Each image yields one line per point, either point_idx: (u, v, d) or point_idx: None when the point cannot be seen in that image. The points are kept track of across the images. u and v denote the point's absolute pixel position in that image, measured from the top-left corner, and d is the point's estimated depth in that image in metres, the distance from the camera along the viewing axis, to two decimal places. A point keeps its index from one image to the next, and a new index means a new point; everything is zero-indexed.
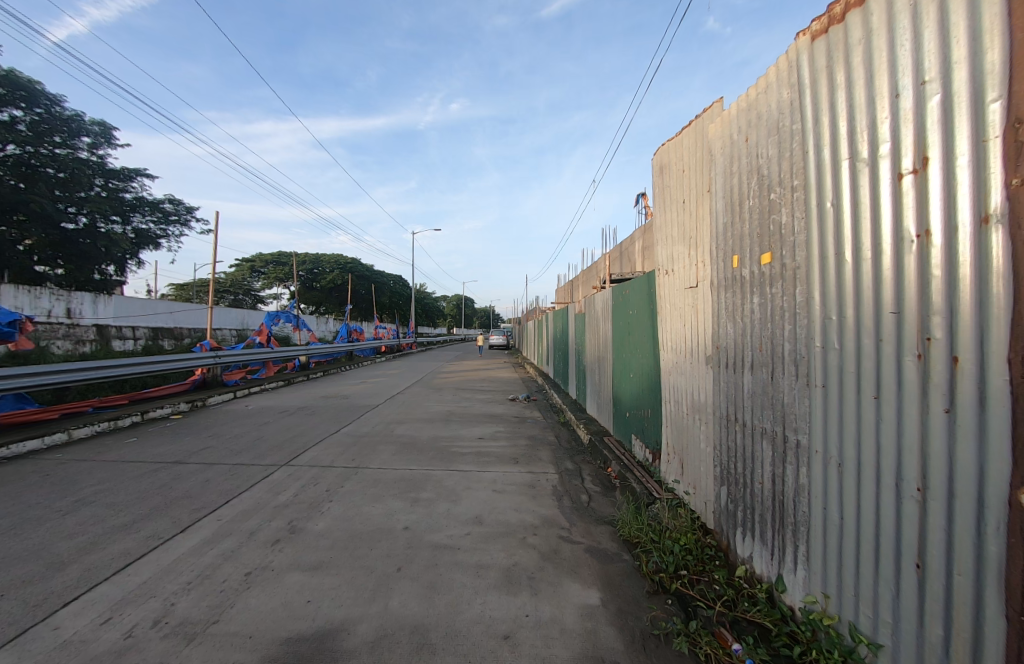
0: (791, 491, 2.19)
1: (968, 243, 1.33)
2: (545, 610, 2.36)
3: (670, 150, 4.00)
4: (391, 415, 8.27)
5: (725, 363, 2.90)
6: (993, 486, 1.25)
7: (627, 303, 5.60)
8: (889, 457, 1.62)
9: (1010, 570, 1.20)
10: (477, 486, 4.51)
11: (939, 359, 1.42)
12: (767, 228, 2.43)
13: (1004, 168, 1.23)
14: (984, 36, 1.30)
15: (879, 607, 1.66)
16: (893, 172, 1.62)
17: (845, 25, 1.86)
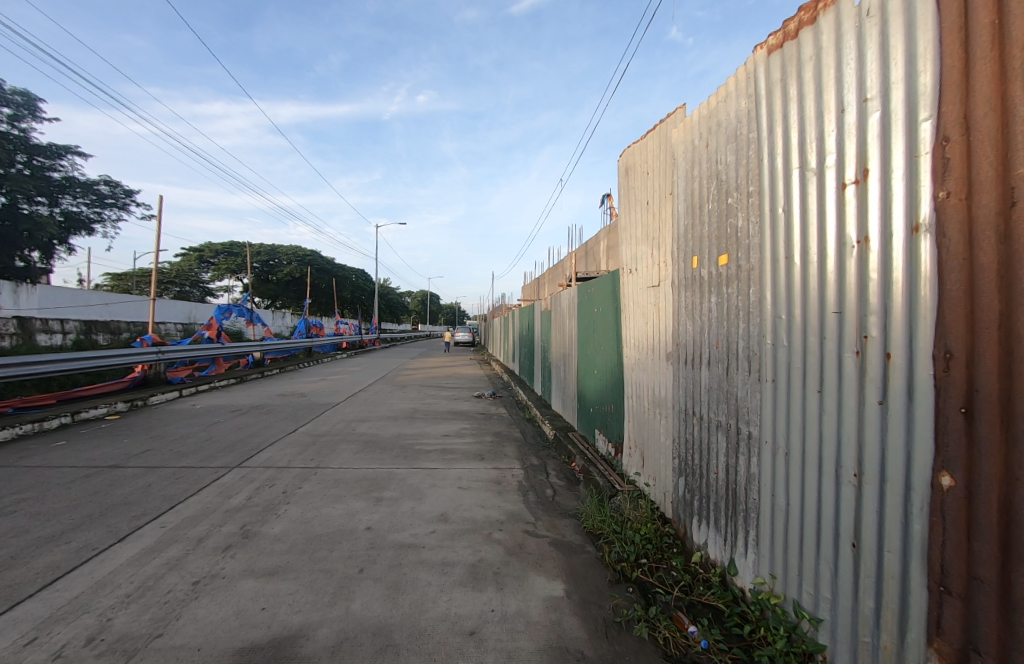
0: (743, 480, 2.32)
1: (901, 250, 1.46)
2: (511, 603, 2.38)
3: (635, 152, 4.11)
4: (353, 414, 8.05)
5: (684, 359, 3.02)
6: (917, 470, 1.39)
7: (592, 301, 5.72)
8: (829, 446, 1.75)
9: (932, 546, 1.33)
10: (442, 484, 4.48)
11: (874, 355, 1.54)
12: (724, 230, 2.55)
13: (933, 183, 1.36)
14: (918, 60, 1.41)
15: (819, 585, 1.79)
16: (838, 182, 1.74)
17: (799, 41, 1.97)
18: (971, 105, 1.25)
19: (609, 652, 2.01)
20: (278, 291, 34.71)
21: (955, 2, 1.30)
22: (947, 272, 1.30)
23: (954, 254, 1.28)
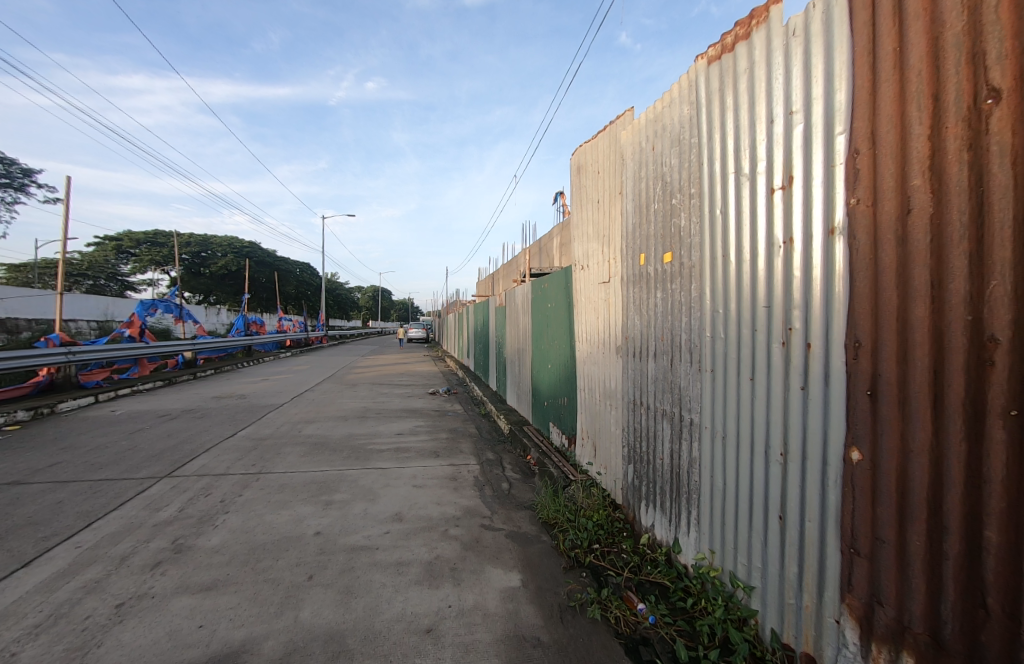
0: (686, 464, 2.47)
1: (819, 250, 1.62)
2: (468, 597, 2.40)
3: (587, 152, 4.22)
4: (299, 415, 7.67)
5: (632, 353, 3.16)
6: (832, 447, 1.55)
7: (545, 297, 5.83)
8: (759, 428, 1.91)
9: (844, 514, 1.50)
10: (396, 483, 4.39)
11: (798, 345, 1.70)
12: (669, 230, 2.70)
13: (845, 190, 1.52)
14: (834, 79, 1.57)
15: (751, 556, 1.96)
16: (767, 187, 1.89)
17: (735, 54, 2.12)
18: (876, 122, 1.41)
19: (564, 636, 2.08)
20: (213, 285, 32.19)
21: (865, 29, 1.46)
22: (856, 271, 1.46)
23: (862, 255, 1.45)
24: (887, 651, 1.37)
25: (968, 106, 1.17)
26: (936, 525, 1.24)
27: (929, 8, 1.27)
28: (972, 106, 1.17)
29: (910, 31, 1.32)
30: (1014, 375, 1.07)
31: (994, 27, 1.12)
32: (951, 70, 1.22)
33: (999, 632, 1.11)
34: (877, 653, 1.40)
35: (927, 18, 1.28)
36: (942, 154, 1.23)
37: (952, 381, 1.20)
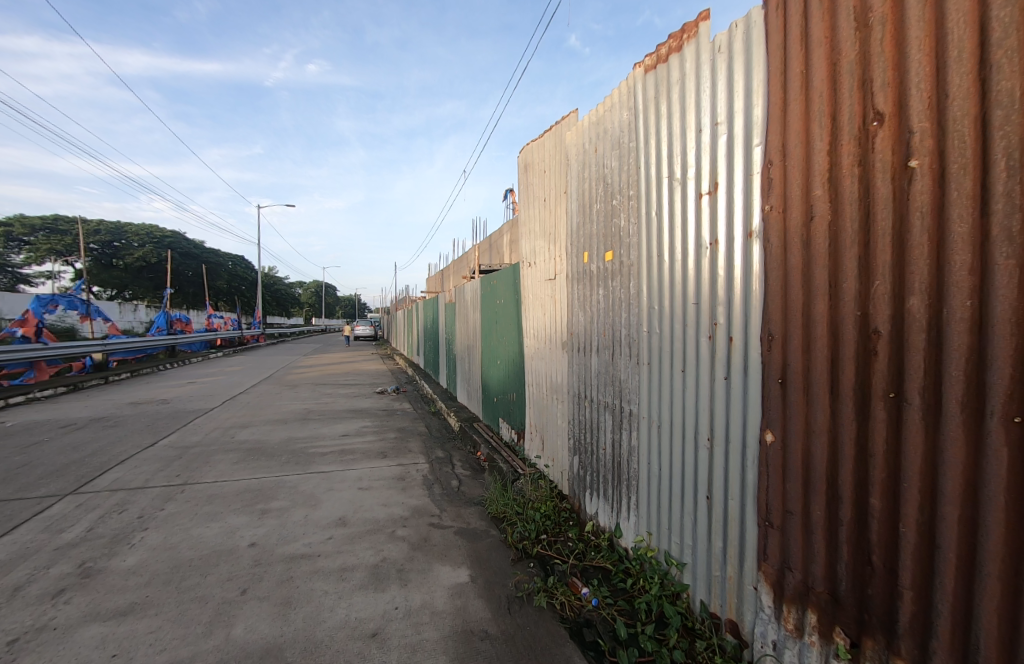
0: (626, 452, 2.61)
1: (739, 252, 1.77)
2: (415, 597, 2.37)
3: (534, 150, 4.27)
4: (231, 420, 7.14)
5: (577, 348, 3.27)
6: (750, 431, 1.71)
7: (494, 293, 5.84)
8: (689, 416, 2.06)
9: (761, 491, 1.66)
10: (340, 487, 4.23)
11: (722, 339, 1.85)
12: (610, 229, 2.81)
13: (761, 198, 1.66)
14: (753, 95, 1.72)
15: (683, 535, 2.12)
16: (695, 192, 2.03)
17: (668, 65, 2.24)
18: (786, 137, 1.56)
19: (511, 626, 2.12)
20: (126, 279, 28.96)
21: (778, 52, 1.60)
22: (769, 271, 1.62)
23: (774, 257, 1.60)
24: (795, 610, 1.54)
25: (859, 127, 1.33)
26: (833, 496, 1.41)
27: (828, 37, 1.42)
28: (861, 127, 1.32)
29: (813, 56, 1.47)
30: (892, 362, 1.24)
31: (879, 59, 1.28)
32: (845, 94, 1.37)
33: (881, 585, 1.28)
34: (787, 613, 1.56)
35: (827, 46, 1.43)
36: (837, 168, 1.38)
37: (845, 369, 1.36)
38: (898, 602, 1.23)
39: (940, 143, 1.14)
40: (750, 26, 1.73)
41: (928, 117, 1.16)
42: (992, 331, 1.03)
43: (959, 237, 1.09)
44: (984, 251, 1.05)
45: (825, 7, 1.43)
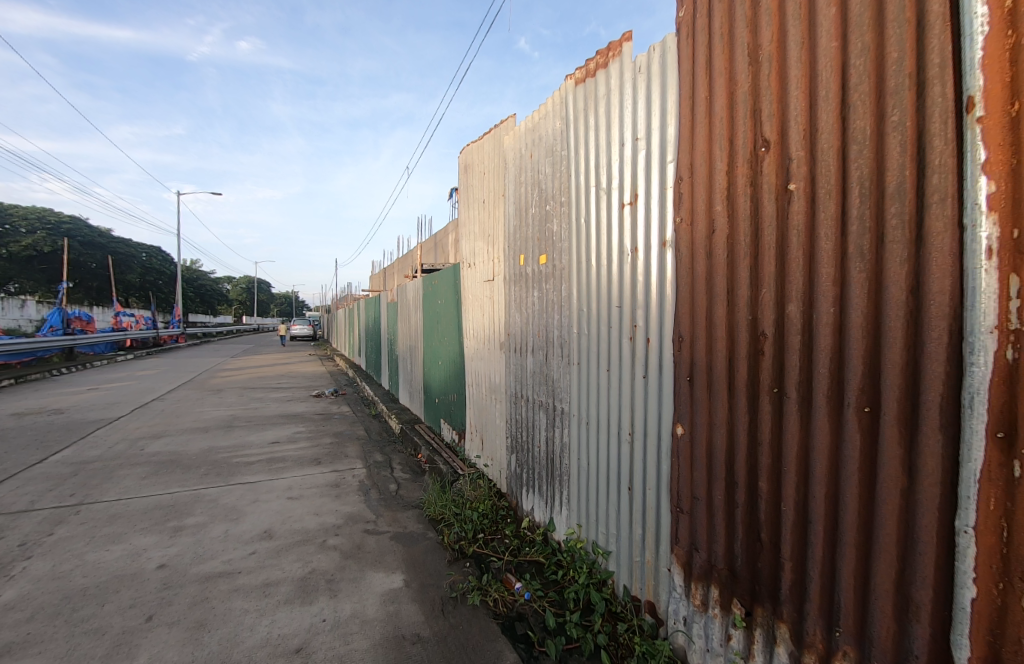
0: (558, 448, 2.71)
1: (656, 259, 1.90)
2: (345, 607, 2.30)
3: (473, 151, 4.28)
4: (141, 430, 6.44)
5: (513, 348, 3.33)
6: (664, 425, 1.86)
7: (435, 293, 5.78)
8: (613, 413, 2.19)
9: (673, 480, 1.80)
10: (267, 497, 3.98)
11: (641, 340, 1.99)
12: (543, 233, 2.91)
13: (672, 211, 1.81)
14: (667, 115, 1.86)
15: (608, 525, 2.25)
16: (618, 202, 2.16)
17: (596, 79, 2.36)
18: (693, 157, 1.71)
19: (444, 627, 2.13)
20: None
21: (687, 78, 1.75)
22: (680, 278, 1.76)
23: (683, 265, 1.75)
24: (701, 587, 1.69)
25: (750, 152, 1.49)
26: (730, 481, 1.58)
27: (727, 69, 1.58)
28: (752, 152, 1.48)
29: (715, 84, 1.62)
30: (776, 361, 1.40)
31: (766, 93, 1.44)
32: (740, 120, 1.53)
33: (768, 558, 1.44)
34: (695, 590, 1.71)
35: (725, 77, 1.58)
36: (734, 187, 1.54)
37: (740, 367, 1.52)
38: (781, 571, 1.40)
39: (811, 170, 1.31)
40: (665, 51, 1.87)
41: (802, 147, 1.32)
42: (850, 334, 1.20)
43: (824, 252, 1.26)
44: (842, 266, 1.23)
45: (724, 41, 1.59)
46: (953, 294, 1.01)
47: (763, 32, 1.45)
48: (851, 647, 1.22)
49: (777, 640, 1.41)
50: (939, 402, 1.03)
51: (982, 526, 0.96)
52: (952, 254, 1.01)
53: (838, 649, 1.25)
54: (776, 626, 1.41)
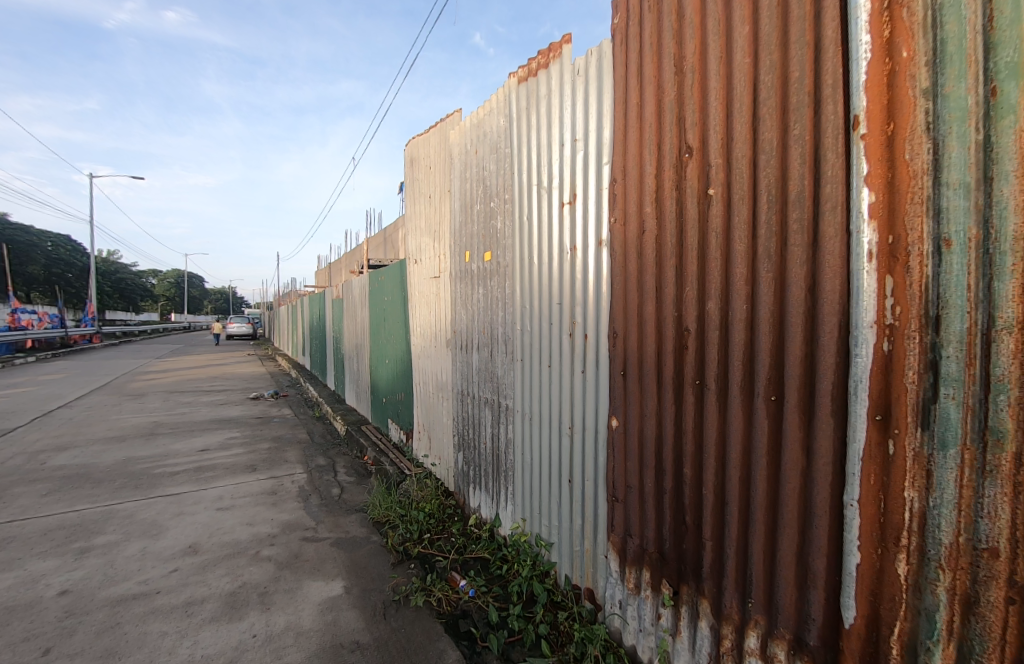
0: (503, 444, 2.73)
1: (593, 258, 1.97)
2: (279, 620, 2.18)
3: (419, 145, 4.19)
4: (41, 442, 5.71)
5: (460, 346, 3.31)
6: (601, 417, 1.93)
7: (382, 290, 5.61)
8: (553, 407, 2.24)
9: (609, 470, 1.88)
10: (193, 509, 3.67)
11: (579, 337, 2.05)
12: (488, 231, 2.91)
13: (608, 211, 1.88)
14: (603, 118, 1.92)
15: (550, 518, 2.30)
16: (558, 202, 2.20)
17: (538, 79, 2.38)
18: (626, 160, 1.78)
19: (385, 631, 2.08)
20: None
21: (621, 83, 1.82)
22: (614, 277, 1.83)
23: (617, 264, 1.82)
24: (634, 571, 1.77)
25: (676, 157, 1.57)
26: (659, 469, 1.66)
27: (656, 77, 1.65)
28: (677, 158, 1.57)
29: (645, 91, 1.70)
30: (698, 355, 1.50)
31: (690, 102, 1.53)
32: (667, 127, 1.61)
33: (692, 539, 1.54)
34: (629, 574, 1.80)
35: (654, 85, 1.66)
36: (661, 190, 1.62)
37: (667, 360, 1.61)
38: (703, 551, 1.50)
39: (727, 177, 1.40)
40: (601, 56, 1.93)
41: (720, 155, 1.42)
42: (759, 329, 1.31)
43: (739, 253, 1.36)
44: (753, 266, 1.33)
45: (653, 51, 1.67)
46: (842, 293, 1.12)
47: (687, 44, 1.53)
48: (760, 616, 1.33)
49: (699, 616, 1.51)
50: (830, 390, 1.15)
51: (865, 499, 1.08)
52: (842, 256, 1.12)
53: (750, 619, 1.35)
54: (699, 602, 1.51)
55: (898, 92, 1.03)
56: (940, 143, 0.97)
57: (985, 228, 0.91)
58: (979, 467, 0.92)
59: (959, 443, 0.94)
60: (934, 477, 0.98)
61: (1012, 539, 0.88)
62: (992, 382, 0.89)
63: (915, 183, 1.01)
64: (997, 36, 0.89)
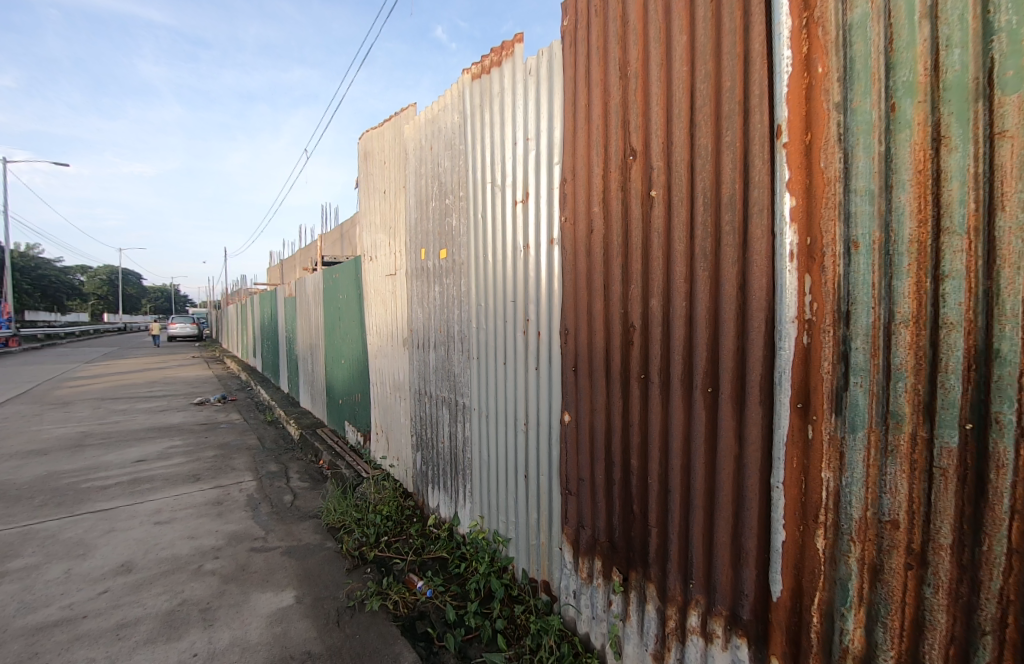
0: (461, 442, 2.73)
1: (545, 256, 2.00)
2: (223, 636, 2.07)
3: (373, 138, 4.07)
4: None
5: (416, 344, 3.26)
6: (554, 412, 1.97)
7: (336, 288, 5.43)
8: (508, 404, 2.26)
9: (563, 464, 1.93)
10: (127, 525, 3.40)
11: (532, 333, 2.08)
12: (443, 228, 2.88)
13: (559, 210, 1.92)
14: (554, 118, 1.95)
15: (507, 513, 2.32)
16: (512, 200, 2.21)
17: (491, 76, 2.38)
18: (575, 160, 1.82)
19: (339, 639, 2.02)
20: None
21: (570, 84, 1.85)
22: (565, 275, 1.87)
23: (568, 262, 1.86)
24: (587, 561, 1.83)
25: (620, 160, 1.63)
26: (608, 461, 1.72)
27: (602, 80, 1.70)
28: (622, 160, 1.62)
29: (592, 93, 1.74)
30: (642, 350, 1.56)
31: (633, 106, 1.58)
32: (613, 129, 1.66)
33: (639, 527, 1.61)
34: (582, 564, 1.85)
35: (600, 88, 1.71)
36: (608, 190, 1.67)
37: (614, 355, 1.66)
38: (649, 538, 1.57)
39: (667, 179, 1.47)
40: (552, 57, 1.96)
41: (661, 158, 1.48)
42: (696, 324, 1.38)
43: (678, 253, 1.42)
44: (691, 265, 1.40)
45: (600, 54, 1.71)
46: (767, 290, 1.21)
47: (631, 49, 1.59)
48: (700, 595, 1.41)
49: (646, 599, 1.58)
50: (759, 381, 1.24)
51: (789, 481, 1.17)
52: (767, 256, 1.21)
53: (691, 599, 1.43)
54: (646, 586, 1.58)
55: (814, 104, 1.11)
56: (849, 153, 1.06)
57: (886, 231, 1.00)
58: (883, 447, 1.01)
59: (866, 426, 1.04)
60: (847, 459, 1.07)
61: (909, 511, 0.98)
62: (892, 370, 0.99)
63: (828, 189, 1.10)
64: (896, 57, 0.98)
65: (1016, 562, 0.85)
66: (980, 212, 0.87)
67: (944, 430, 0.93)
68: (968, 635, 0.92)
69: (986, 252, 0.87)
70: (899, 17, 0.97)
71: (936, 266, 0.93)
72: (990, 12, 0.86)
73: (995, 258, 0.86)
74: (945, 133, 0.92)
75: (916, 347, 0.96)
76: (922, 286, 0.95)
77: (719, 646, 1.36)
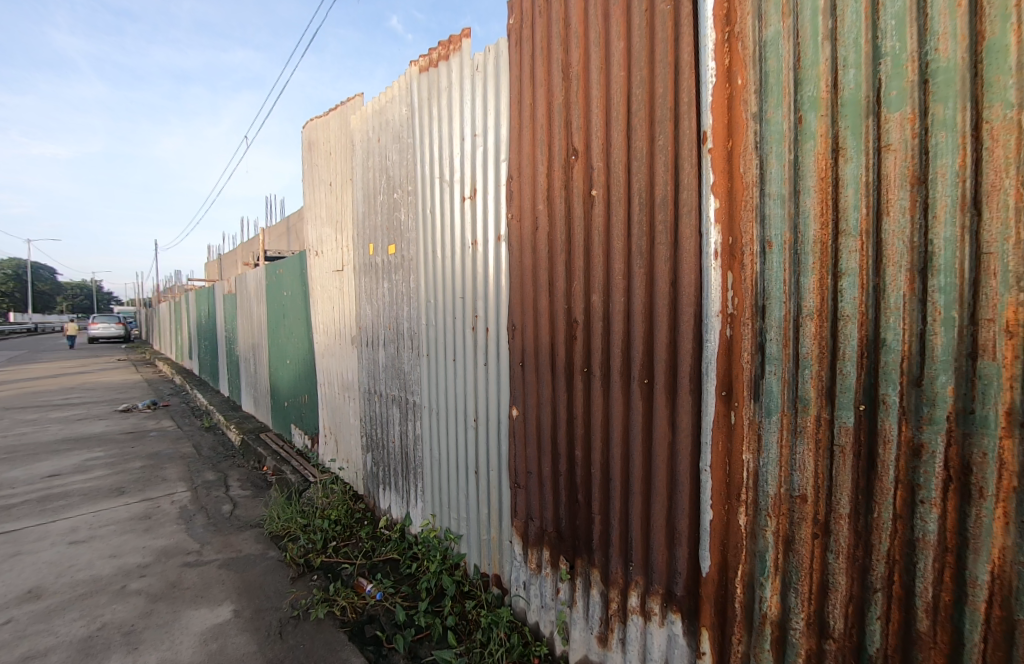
0: (411, 441, 2.69)
1: (493, 252, 2.01)
2: (149, 659, 1.92)
3: (318, 128, 3.89)
4: None
5: (365, 342, 3.17)
6: (503, 407, 2.00)
7: (280, 284, 5.14)
8: (458, 400, 2.25)
9: (511, 458, 1.96)
10: (35, 547, 3.06)
11: (481, 329, 2.09)
12: (392, 223, 2.81)
13: (506, 207, 1.93)
14: (501, 115, 1.96)
15: (458, 510, 2.32)
16: (460, 195, 2.20)
17: (438, 70, 2.34)
18: (521, 158, 1.84)
19: (280, 651, 1.94)
20: None
21: (516, 82, 1.87)
22: (512, 271, 1.89)
23: (514, 258, 1.88)
24: (535, 552, 1.87)
25: (563, 159, 1.67)
26: (555, 452, 1.76)
27: (546, 80, 1.73)
28: (565, 160, 1.66)
29: (537, 93, 1.77)
30: (584, 344, 1.61)
31: (574, 107, 1.62)
32: (556, 129, 1.69)
33: (584, 516, 1.66)
34: (531, 555, 1.89)
35: (544, 88, 1.74)
36: (552, 189, 1.71)
37: (559, 349, 1.70)
38: (593, 525, 1.63)
39: (607, 179, 1.52)
40: (499, 54, 1.96)
41: (601, 159, 1.53)
42: (633, 319, 1.44)
43: (617, 250, 1.48)
44: (628, 262, 1.46)
45: (544, 55, 1.74)
46: (695, 286, 1.29)
47: (573, 51, 1.62)
48: (639, 576, 1.48)
49: (591, 584, 1.64)
50: (688, 372, 1.32)
51: (714, 465, 1.26)
52: (695, 254, 1.29)
53: (631, 580, 1.50)
54: (591, 572, 1.64)
55: (735, 113, 1.20)
56: (764, 160, 1.15)
57: (795, 232, 1.10)
58: (793, 428, 1.12)
59: (779, 410, 1.14)
60: (763, 440, 1.17)
61: (815, 485, 1.09)
62: (800, 358, 1.09)
63: (747, 193, 1.18)
64: (803, 73, 1.08)
65: (900, 525, 0.97)
66: (870, 216, 0.98)
67: (842, 411, 1.03)
68: (863, 593, 1.04)
69: (874, 252, 0.97)
70: (805, 37, 1.07)
71: (836, 264, 1.03)
72: (878, 38, 0.96)
73: (881, 257, 0.97)
74: (842, 144, 1.02)
75: (820, 337, 1.06)
76: (824, 281, 1.05)
77: (656, 623, 1.44)
